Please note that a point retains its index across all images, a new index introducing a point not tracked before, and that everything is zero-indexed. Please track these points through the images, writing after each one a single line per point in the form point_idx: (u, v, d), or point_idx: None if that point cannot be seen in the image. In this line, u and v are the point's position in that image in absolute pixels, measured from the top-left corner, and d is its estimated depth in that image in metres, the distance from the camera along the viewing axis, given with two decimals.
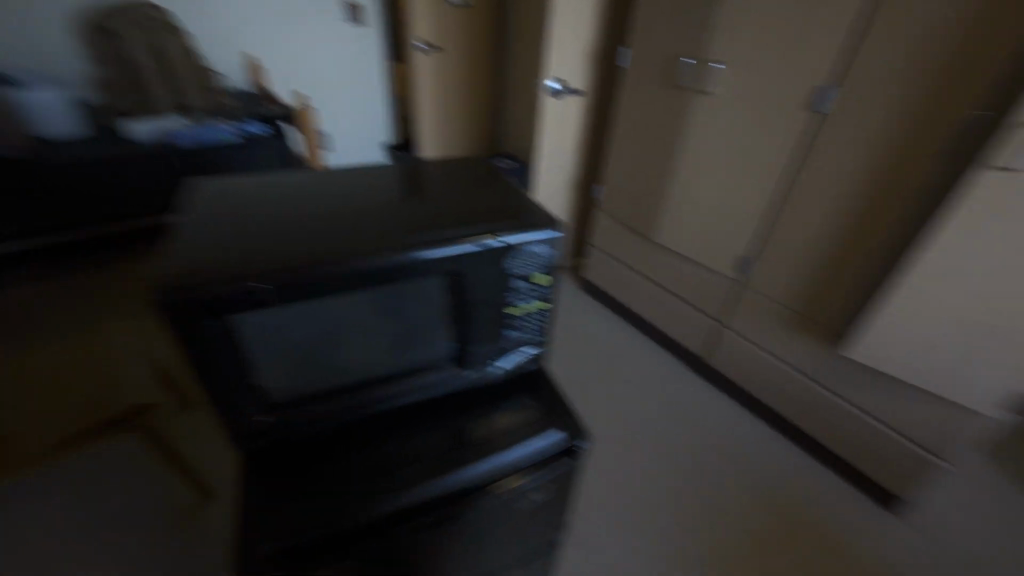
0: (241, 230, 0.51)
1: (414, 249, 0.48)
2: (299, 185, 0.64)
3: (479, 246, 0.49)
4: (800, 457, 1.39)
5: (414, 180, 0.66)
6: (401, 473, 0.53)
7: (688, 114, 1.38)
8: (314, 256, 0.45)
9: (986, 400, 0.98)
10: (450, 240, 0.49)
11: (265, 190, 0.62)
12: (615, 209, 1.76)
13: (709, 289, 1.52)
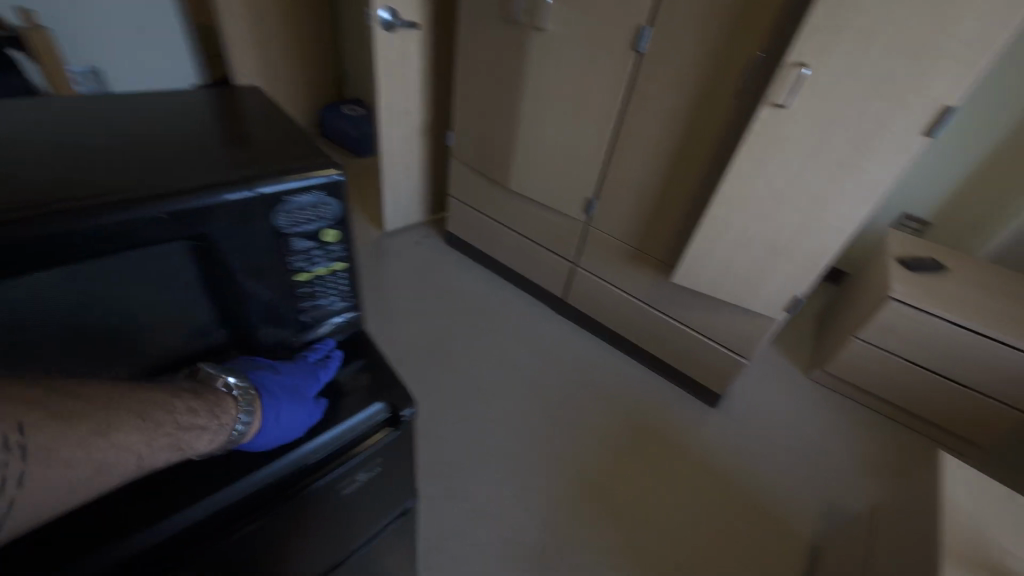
0: None
1: (130, 206, 0.34)
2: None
3: (236, 199, 0.38)
4: (645, 375, 1.59)
5: (148, 120, 0.50)
6: (163, 495, 0.41)
7: (526, 53, 1.33)
8: None
9: (772, 304, 1.20)
10: (190, 193, 0.37)
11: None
12: (467, 156, 1.69)
13: (561, 232, 1.58)
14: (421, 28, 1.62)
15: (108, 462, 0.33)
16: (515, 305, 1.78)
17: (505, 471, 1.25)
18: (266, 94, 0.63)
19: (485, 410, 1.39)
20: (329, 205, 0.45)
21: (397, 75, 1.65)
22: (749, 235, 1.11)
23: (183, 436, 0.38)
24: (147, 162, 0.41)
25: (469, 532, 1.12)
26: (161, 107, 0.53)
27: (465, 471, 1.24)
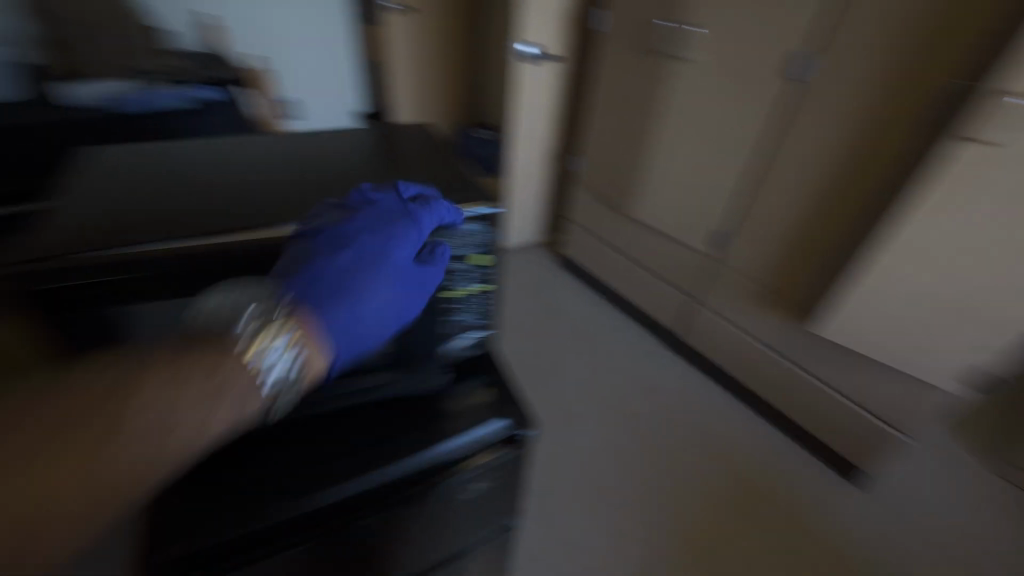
0: (139, 212, 0.47)
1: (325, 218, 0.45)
2: (222, 147, 0.61)
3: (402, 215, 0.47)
4: (768, 432, 1.41)
5: (353, 154, 0.61)
6: (330, 466, 0.50)
7: (667, 82, 1.32)
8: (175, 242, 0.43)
9: (952, 378, 0.98)
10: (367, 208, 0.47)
11: (181, 153, 0.59)
12: (592, 182, 1.71)
13: (683, 264, 1.50)
14: (562, 60, 1.70)
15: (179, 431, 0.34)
16: (623, 335, 1.74)
17: (599, 504, 1.21)
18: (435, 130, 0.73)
19: (584, 437, 1.37)
20: (483, 234, 0.50)
21: (534, 104, 1.75)
22: (925, 289, 0.94)
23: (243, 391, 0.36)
24: (353, 192, 0.51)
25: (556, 561, 1.09)
26: (359, 144, 0.65)
27: (557, 494, 1.22)
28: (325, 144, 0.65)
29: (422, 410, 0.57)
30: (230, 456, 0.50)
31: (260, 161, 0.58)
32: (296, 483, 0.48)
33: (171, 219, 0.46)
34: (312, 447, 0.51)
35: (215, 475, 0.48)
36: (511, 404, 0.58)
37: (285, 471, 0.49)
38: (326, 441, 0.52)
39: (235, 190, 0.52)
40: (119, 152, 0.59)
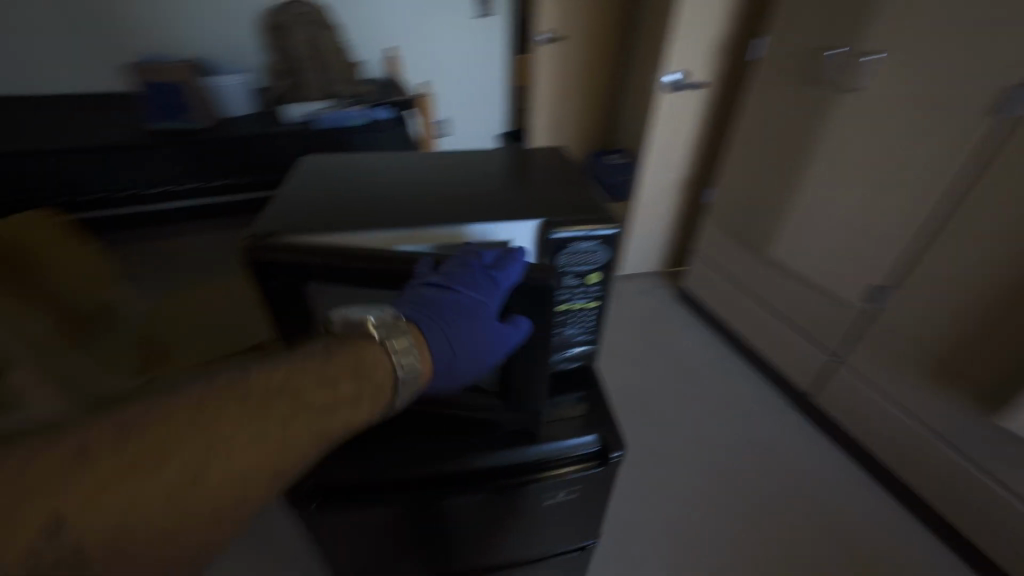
0: (327, 203, 0.58)
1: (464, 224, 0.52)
2: (387, 161, 0.73)
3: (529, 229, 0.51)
4: (916, 532, 1.17)
5: (494, 172, 0.69)
6: (433, 442, 0.56)
7: (827, 114, 1.19)
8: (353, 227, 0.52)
9: None
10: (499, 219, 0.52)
11: (361, 161, 0.73)
12: (724, 216, 1.62)
13: (825, 316, 1.33)
14: (706, 88, 1.65)
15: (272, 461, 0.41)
16: (740, 382, 1.59)
17: (688, 563, 1.11)
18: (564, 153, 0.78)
19: (680, 484, 1.27)
20: (600, 253, 0.52)
21: (671, 133, 1.71)
22: None
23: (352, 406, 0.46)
24: (488, 206, 0.57)
25: None
26: (496, 164, 0.73)
27: (642, 538, 1.15)
28: (471, 161, 0.74)
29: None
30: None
31: (419, 172, 0.68)
32: (408, 451, 0.55)
33: (348, 210, 0.56)
34: (420, 421, 0.58)
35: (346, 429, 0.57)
36: (604, 423, 0.59)
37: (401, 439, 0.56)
38: (436, 421, 0.59)
39: (397, 193, 0.62)
40: (318, 159, 0.74)
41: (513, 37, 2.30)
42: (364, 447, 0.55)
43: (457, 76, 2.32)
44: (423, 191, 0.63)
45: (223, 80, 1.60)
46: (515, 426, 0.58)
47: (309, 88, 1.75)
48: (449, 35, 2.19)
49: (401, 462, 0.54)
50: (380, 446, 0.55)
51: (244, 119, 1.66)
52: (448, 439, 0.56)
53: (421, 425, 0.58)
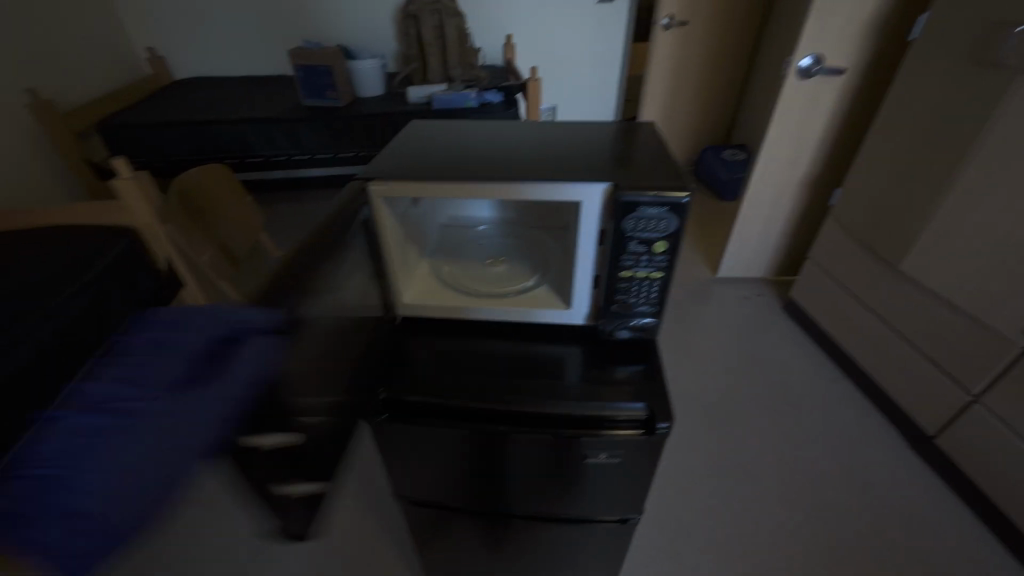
0: (424, 160, 0.66)
1: (538, 182, 0.56)
2: (483, 130, 0.79)
3: (600, 191, 0.54)
4: None
5: (580, 146, 0.72)
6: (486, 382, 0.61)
7: (998, 104, 0.99)
8: (441, 180, 0.59)
9: None
10: (572, 180, 0.55)
11: (460, 130, 0.80)
12: (849, 220, 1.43)
13: (966, 347, 1.12)
14: (845, 76, 1.46)
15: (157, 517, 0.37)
16: (844, 408, 1.41)
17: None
18: (659, 133, 0.77)
19: (748, 498, 1.18)
20: (669, 221, 0.52)
21: (795, 125, 1.55)
22: None
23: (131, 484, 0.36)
24: (563, 170, 0.60)
25: None
26: (585, 139, 0.74)
27: (698, 542, 1.10)
28: (561, 136, 0.77)
29: (573, 370, 0.63)
30: (430, 354, 0.66)
31: (509, 141, 0.73)
32: (465, 386, 0.60)
33: (441, 167, 0.63)
34: (480, 364, 0.64)
35: (417, 362, 0.65)
36: (655, 395, 0.59)
37: (460, 377, 0.62)
38: (495, 367, 0.64)
39: (484, 156, 0.68)
40: (425, 126, 0.83)
41: (631, 24, 2.25)
42: (428, 377, 0.62)
43: (570, 63, 2.34)
44: (509, 156, 0.68)
45: (362, 63, 1.82)
46: (567, 382, 0.61)
47: (431, 72, 1.91)
48: (566, 23, 2.21)
49: (457, 395, 0.60)
50: (442, 379, 0.62)
51: (374, 100, 1.87)
52: (502, 384, 0.61)
53: (481, 369, 0.63)
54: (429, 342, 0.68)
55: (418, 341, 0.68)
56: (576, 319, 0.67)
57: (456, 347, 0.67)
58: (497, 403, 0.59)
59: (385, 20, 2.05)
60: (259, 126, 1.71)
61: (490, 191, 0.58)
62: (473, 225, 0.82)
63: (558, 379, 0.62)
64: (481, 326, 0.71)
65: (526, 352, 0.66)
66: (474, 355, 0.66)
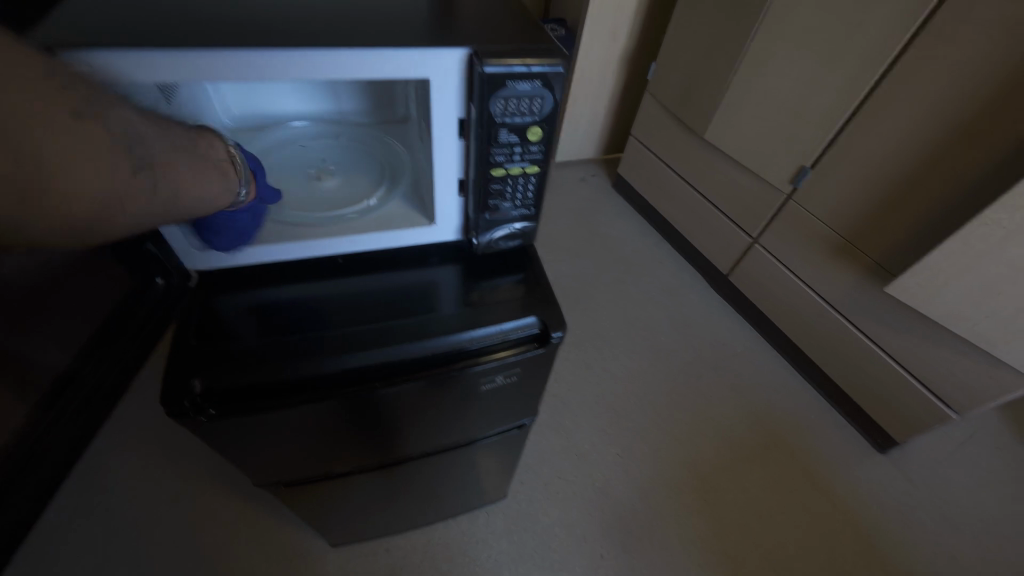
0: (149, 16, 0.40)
1: (363, 48, 0.40)
2: None
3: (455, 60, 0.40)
4: (799, 384, 1.37)
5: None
6: (344, 335, 0.48)
7: None
8: (194, 49, 0.37)
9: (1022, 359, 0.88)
10: (410, 44, 0.40)
11: None
12: (665, 94, 1.52)
13: (752, 202, 1.35)
14: None
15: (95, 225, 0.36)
16: (665, 267, 1.65)
17: (612, 426, 1.23)
18: None
19: (609, 366, 1.35)
20: (543, 97, 0.42)
21: None
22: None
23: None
24: (390, 31, 0.44)
25: (562, 466, 1.15)
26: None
27: (573, 411, 1.25)
28: None
29: (451, 296, 0.54)
30: (260, 320, 0.50)
31: None
32: (317, 349, 0.47)
33: (184, 29, 0.40)
34: (331, 315, 0.51)
35: (242, 332, 0.48)
36: (544, 304, 0.54)
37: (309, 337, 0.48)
38: (354, 314, 0.51)
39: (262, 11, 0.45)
40: None
41: None
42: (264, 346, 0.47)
43: None
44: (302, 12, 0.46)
45: None
46: (445, 312, 0.52)
47: None
48: None
49: (312, 359, 0.46)
50: (284, 344, 0.47)
51: None
52: (366, 331, 0.49)
53: (335, 319, 0.50)
54: (255, 305, 0.51)
55: (238, 307, 0.51)
56: (444, 235, 0.56)
57: (293, 300, 0.52)
58: (365, 354, 0.48)
59: None
60: None
61: (293, 68, 0.40)
62: (279, 126, 0.61)
63: (434, 310, 0.52)
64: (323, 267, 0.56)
65: (390, 287, 0.54)
66: (321, 306, 0.52)
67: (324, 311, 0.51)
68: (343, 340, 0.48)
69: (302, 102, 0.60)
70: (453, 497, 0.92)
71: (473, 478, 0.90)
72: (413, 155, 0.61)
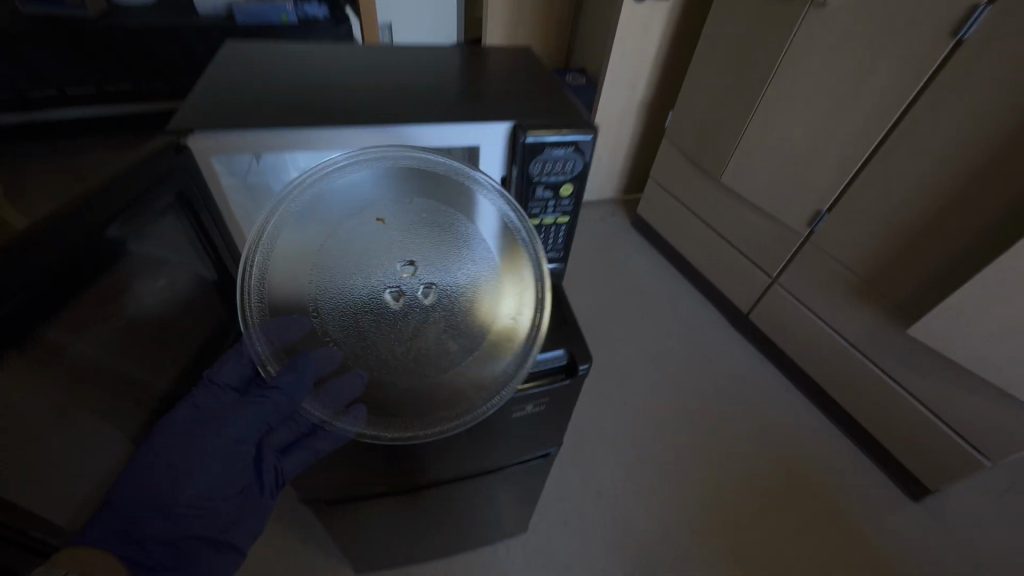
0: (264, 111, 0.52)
1: (424, 120, 0.48)
2: (337, 70, 0.68)
3: (500, 130, 0.48)
4: (825, 426, 1.35)
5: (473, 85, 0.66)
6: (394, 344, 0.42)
7: (790, 35, 1.16)
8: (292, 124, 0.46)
9: None
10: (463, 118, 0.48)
11: (317, 74, 0.66)
12: (683, 141, 1.61)
13: (771, 243, 1.39)
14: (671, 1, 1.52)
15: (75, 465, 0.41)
16: (685, 304, 1.69)
17: (632, 460, 1.24)
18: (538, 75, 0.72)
19: (630, 400, 1.38)
20: (574, 161, 0.49)
21: (631, 51, 1.61)
22: None
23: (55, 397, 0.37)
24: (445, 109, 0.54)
25: (584, 499, 1.16)
26: (449, 85, 0.65)
27: (594, 443, 1.27)
28: (435, 81, 0.68)
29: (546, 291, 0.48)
30: (346, 326, 0.41)
31: (369, 87, 0.63)
32: (420, 379, 0.43)
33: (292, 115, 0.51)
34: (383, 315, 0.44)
35: (330, 339, 0.41)
36: (571, 339, 0.59)
37: (408, 360, 0.42)
38: (451, 323, 0.44)
39: (351, 105, 0.57)
40: (246, 66, 0.66)
41: None
42: (360, 368, 0.42)
43: None
44: (386, 102, 0.60)
45: None
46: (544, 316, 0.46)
47: None
48: None
49: (412, 388, 0.43)
50: (377, 367, 0.42)
51: (143, 11, 1.39)
52: (467, 352, 0.44)
53: (432, 331, 0.43)
54: (330, 302, 0.41)
55: (317, 306, 0.41)
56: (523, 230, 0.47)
57: (378, 297, 0.42)
58: (464, 380, 0.45)
59: None
60: None
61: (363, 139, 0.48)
62: None
63: (530, 306, 0.46)
64: (404, 240, 0.43)
65: (488, 286, 0.45)
66: (414, 310, 0.43)
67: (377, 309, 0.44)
68: (441, 364, 0.43)
69: None
70: (480, 529, 0.94)
71: (497, 508, 0.92)
72: None
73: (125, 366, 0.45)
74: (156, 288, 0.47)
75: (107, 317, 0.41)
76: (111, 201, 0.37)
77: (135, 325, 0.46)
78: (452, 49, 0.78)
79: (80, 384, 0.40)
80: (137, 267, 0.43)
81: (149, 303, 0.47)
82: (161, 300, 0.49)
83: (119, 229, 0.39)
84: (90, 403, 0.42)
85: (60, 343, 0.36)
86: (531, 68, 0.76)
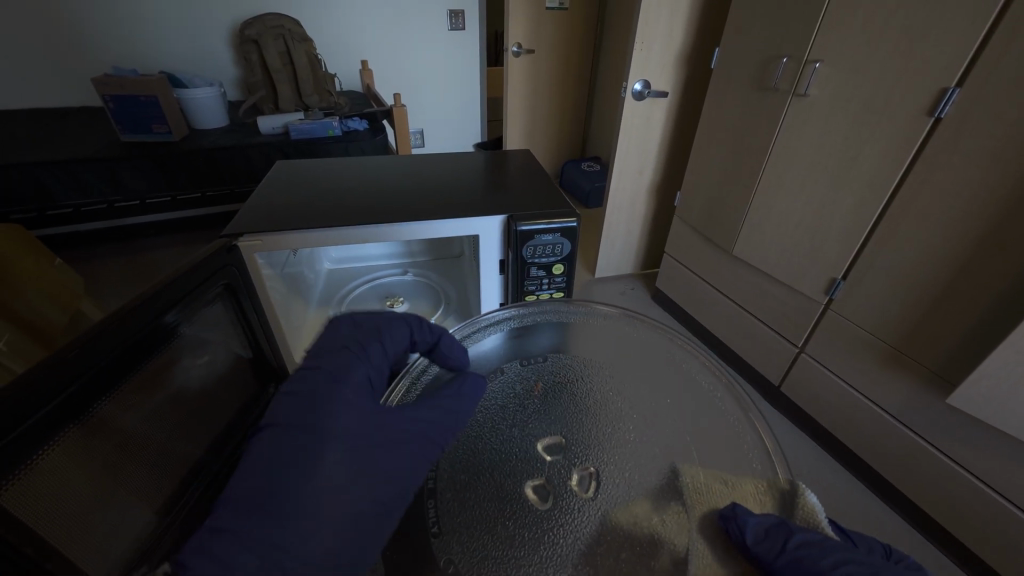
0: (293, 217, 0.63)
1: (438, 217, 0.62)
2: (362, 175, 0.80)
3: (502, 222, 0.62)
4: (884, 510, 1.16)
5: (493, 184, 0.76)
6: (533, 526, 0.36)
7: (779, 119, 1.21)
8: (338, 222, 0.61)
9: None
10: (470, 213, 0.62)
11: (349, 181, 0.77)
12: (690, 217, 1.67)
13: (789, 311, 1.34)
14: (670, 96, 1.67)
15: (116, 520, 0.42)
16: None
17: None
18: (539, 175, 0.81)
19: None
20: (563, 244, 0.63)
21: (635, 140, 1.73)
22: None
23: (99, 454, 0.41)
24: (456, 206, 0.67)
25: None
26: (470, 185, 0.76)
27: None
28: (444, 181, 0.78)
29: (743, 437, 0.43)
30: (476, 496, 0.39)
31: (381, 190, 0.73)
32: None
33: (325, 219, 0.62)
34: (527, 491, 0.39)
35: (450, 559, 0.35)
36: None
37: (570, 549, 0.35)
38: (611, 488, 0.39)
39: (361, 208, 0.66)
40: (286, 177, 0.79)
41: (485, 49, 2.36)
42: (501, 571, 0.34)
43: (429, 85, 2.37)
44: (396, 200, 0.70)
45: (194, 93, 1.60)
46: (749, 473, 0.41)
47: (283, 101, 1.77)
48: (421, 49, 2.24)
49: None
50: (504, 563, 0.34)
51: (215, 133, 1.67)
52: (627, 548, 0.35)
53: (575, 516, 0.37)
54: (462, 488, 0.40)
55: (438, 475, 0.42)
56: (700, 414, 0.46)
57: (524, 456, 0.42)
58: None
59: (220, 47, 1.91)
60: (53, 171, 1.38)
61: (390, 235, 0.62)
62: (361, 265, 0.88)
63: (720, 492, 0.39)
64: (540, 412, 0.46)
65: (647, 448, 0.42)
66: (561, 482, 0.39)
67: (527, 483, 0.40)
68: (617, 547, 0.35)
69: (383, 251, 0.86)
70: None
71: None
72: (462, 288, 0.85)
73: (157, 435, 0.48)
74: (197, 363, 0.53)
75: (153, 388, 0.47)
76: (178, 287, 0.45)
77: (175, 397, 0.51)
78: (468, 155, 0.90)
79: (122, 449, 0.44)
80: (184, 346, 0.50)
81: (188, 373, 0.52)
82: (203, 374, 0.55)
83: (175, 316, 0.45)
84: (128, 466, 0.45)
85: (112, 415, 0.41)
86: (536, 169, 0.85)
